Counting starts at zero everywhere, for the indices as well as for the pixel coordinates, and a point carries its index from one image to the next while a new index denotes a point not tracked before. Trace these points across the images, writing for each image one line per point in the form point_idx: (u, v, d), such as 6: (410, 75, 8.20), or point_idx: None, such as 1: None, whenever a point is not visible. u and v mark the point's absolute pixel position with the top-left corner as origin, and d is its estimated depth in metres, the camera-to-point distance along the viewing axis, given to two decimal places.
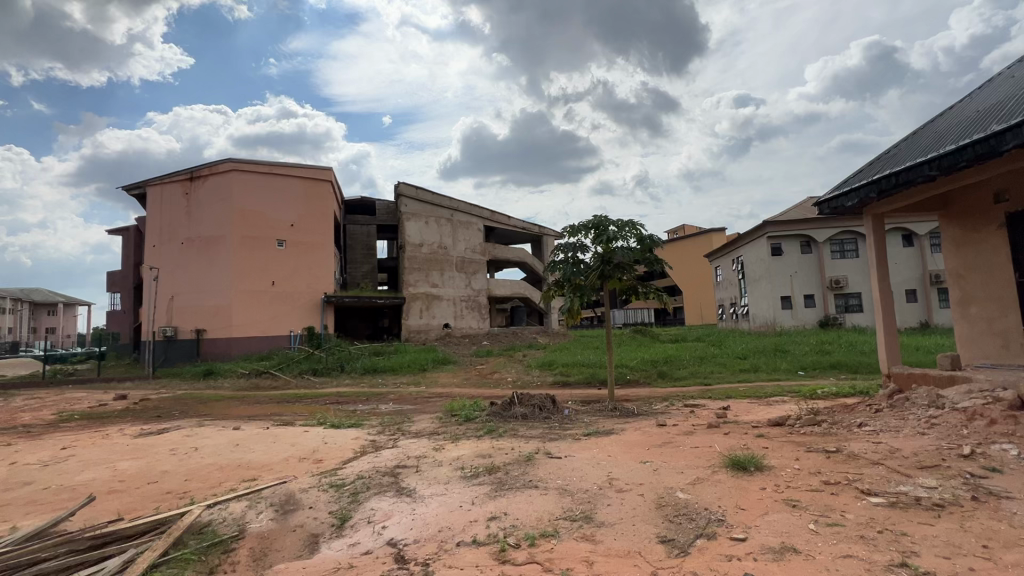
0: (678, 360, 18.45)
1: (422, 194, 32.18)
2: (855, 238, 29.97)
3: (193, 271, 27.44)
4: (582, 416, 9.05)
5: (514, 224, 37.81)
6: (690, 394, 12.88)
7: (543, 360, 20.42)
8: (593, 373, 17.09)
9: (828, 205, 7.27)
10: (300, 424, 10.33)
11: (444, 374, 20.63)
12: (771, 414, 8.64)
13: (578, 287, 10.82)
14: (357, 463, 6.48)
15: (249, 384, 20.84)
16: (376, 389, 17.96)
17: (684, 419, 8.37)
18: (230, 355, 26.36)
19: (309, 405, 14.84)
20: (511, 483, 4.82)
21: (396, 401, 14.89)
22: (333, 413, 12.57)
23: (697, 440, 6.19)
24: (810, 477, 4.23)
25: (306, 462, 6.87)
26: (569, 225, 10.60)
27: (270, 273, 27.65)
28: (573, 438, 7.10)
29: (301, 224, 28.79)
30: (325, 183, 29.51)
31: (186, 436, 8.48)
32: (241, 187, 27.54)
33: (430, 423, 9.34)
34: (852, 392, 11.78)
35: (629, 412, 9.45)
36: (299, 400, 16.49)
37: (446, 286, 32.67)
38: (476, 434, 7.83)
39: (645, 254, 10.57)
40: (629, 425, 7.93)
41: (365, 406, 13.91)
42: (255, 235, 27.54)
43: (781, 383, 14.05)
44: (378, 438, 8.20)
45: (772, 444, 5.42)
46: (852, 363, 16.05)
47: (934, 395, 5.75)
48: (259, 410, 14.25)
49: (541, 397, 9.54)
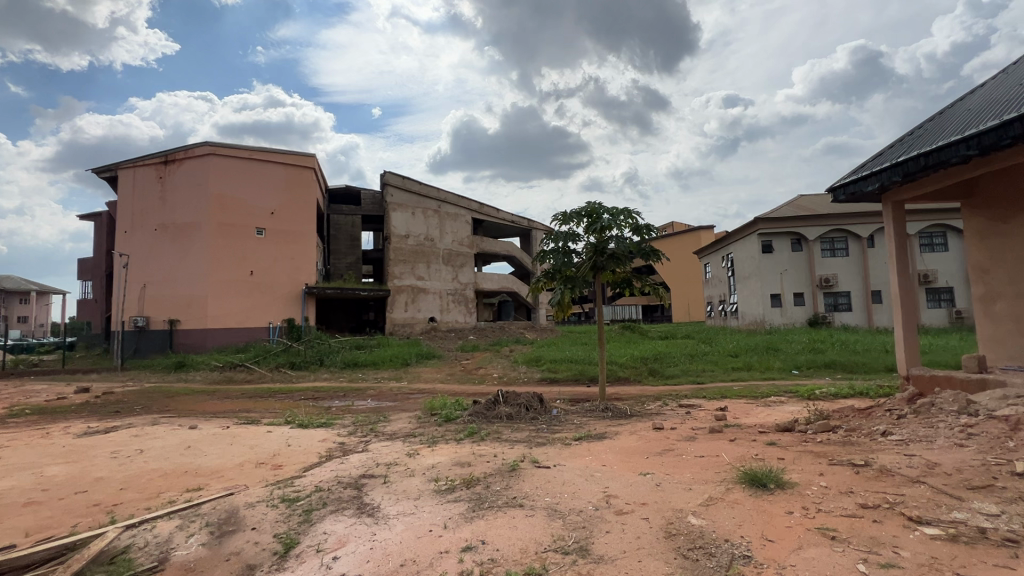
0: (669, 358, 17.90)
1: (408, 183, 31.30)
2: (846, 236, 29.75)
3: (167, 259, 26.24)
4: (571, 418, 8.39)
5: (503, 217, 37.06)
6: (683, 393, 12.30)
7: (530, 355, 19.79)
8: (582, 369, 16.47)
9: (844, 190, 6.68)
10: (266, 422, 9.54)
11: (427, 369, 19.90)
12: (774, 417, 8.08)
13: (569, 278, 10.11)
14: (319, 471, 5.72)
15: (222, 378, 19.87)
16: (356, 384, 17.15)
17: (682, 421, 7.76)
18: (205, 347, 25.29)
19: (283, 401, 14.02)
20: (492, 501, 4.12)
21: (375, 397, 14.12)
22: (306, 410, 11.77)
23: (701, 447, 5.55)
24: (842, 499, 3.59)
25: (263, 468, 6.14)
26: (561, 211, 9.90)
27: (249, 263, 26.58)
28: (563, 443, 6.42)
29: (281, 212, 27.68)
30: (308, 169, 28.43)
31: (135, 437, 7.64)
32: (219, 172, 26.36)
33: (407, 423, 8.60)
34: (851, 393, 11.28)
35: (621, 413, 8.82)
36: (274, 395, 15.67)
37: (432, 279, 31.83)
38: (456, 436, 7.13)
39: (641, 246, 9.87)
40: (623, 428, 7.31)
41: (341, 403, 13.15)
42: (233, 223, 26.43)
43: (776, 382, 13.57)
44: (348, 440, 7.44)
45: (787, 454, 4.80)
46: (847, 363, 15.63)
47: (963, 401, 5.19)
48: (227, 406, 13.39)
49: (528, 396, 8.89)
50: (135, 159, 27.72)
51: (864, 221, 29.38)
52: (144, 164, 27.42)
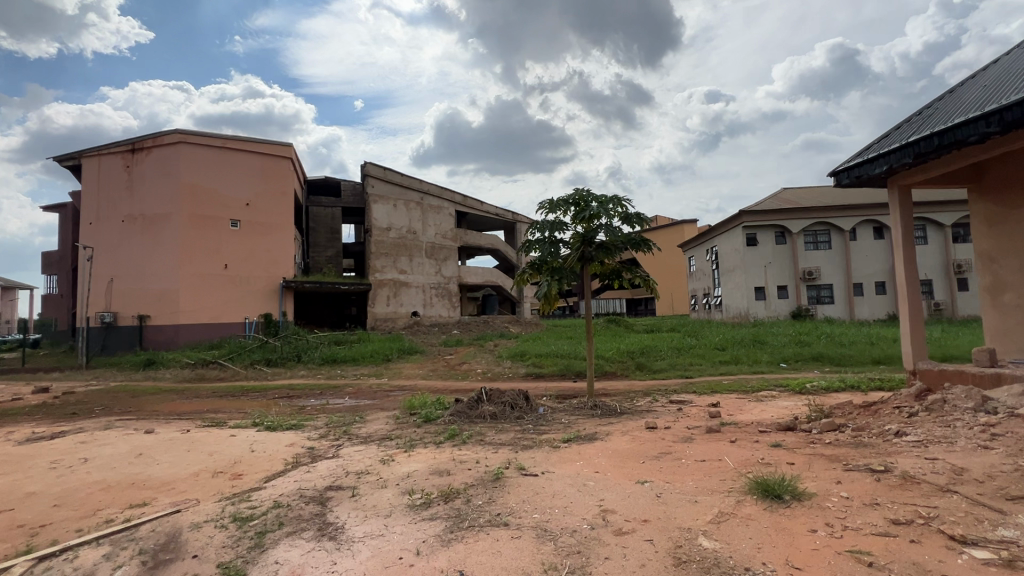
0: (656, 352, 17.59)
1: (390, 175, 30.45)
2: (828, 229, 29.88)
3: (135, 252, 25.07)
4: (559, 417, 7.93)
5: (487, 210, 36.44)
6: (671, 388, 11.95)
7: (515, 350, 19.34)
8: (569, 364, 16.04)
9: (849, 173, 6.29)
10: (232, 424, 8.88)
11: (409, 365, 19.31)
12: (770, 414, 7.73)
13: (556, 270, 9.63)
14: (281, 482, 5.16)
15: (193, 375, 18.99)
16: (334, 382, 16.47)
17: (675, 419, 7.35)
18: (177, 343, 24.25)
19: (255, 401, 13.28)
20: (473, 518, 3.62)
21: (354, 395, 13.50)
22: (278, 410, 11.12)
23: (700, 451, 5.11)
24: (869, 513, 3.18)
25: (221, 479, 5.55)
26: (548, 199, 9.40)
27: (223, 256, 25.54)
28: (551, 446, 5.92)
29: (257, 203, 26.65)
30: (285, 159, 27.41)
31: (82, 444, 6.95)
32: (191, 162, 25.23)
33: (384, 424, 8.05)
34: (842, 386, 11.04)
35: (611, 411, 8.38)
36: (247, 394, 14.95)
37: (415, 273, 31.12)
38: (436, 439, 6.59)
39: (631, 236, 9.44)
40: (614, 428, 6.88)
41: (317, 401, 12.51)
42: (206, 215, 25.34)
43: (766, 376, 13.32)
44: (318, 445, 6.84)
45: (797, 458, 4.39)
46: (834, 355, 15.50)
47: (979, 398, 4.85)
48: (195, 406, 12.63)
49: (513, 394, 8.41)
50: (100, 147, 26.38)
51: (847, 214, 29.51)
52: (110, 152, 26.12)
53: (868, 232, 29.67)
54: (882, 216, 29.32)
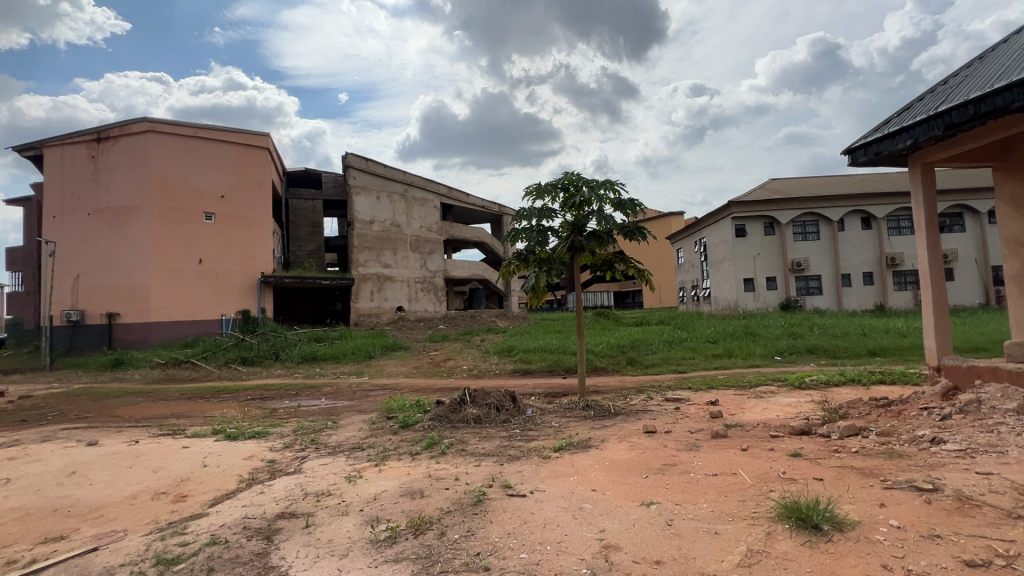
0: (646, 346, 17.07)
1: (372, 166, 29.44)
2: (817, 220, 29.69)
3: (103, 247, 23.85)
4: (549, 420, 7.29)
5: (473, 202, 35.62)
6: (665, 385, 11.41)
7: (502, 345, 18.71)
8: (557, 359, 15.43)
9: (867, 150, 5.71)
10: (191, 432, 8.08)
11: (392, 362, 18.59)
12: (775, 414, 7.19)
13: (544, 260, 8.97)
14: (227, 506, 4.44)
15: (163, 376, 18.00)
16: (313, 381, 15.64)
17: (675, 422, 6.75)
18: (148, 342, 23.12)
19: (224, 403, 12.43)
20: (445, 561, 2.96)
21: (331, 396, 12.75)
22: (247, 414, 10.34)
23: (710, 462, 4.51)
24: (932, 551, 2.59)
25: (161, 503, 4.80)
26: (535, 184, 8.70)
27: (197, 251, 24.43)
28: (541, 457, 5.25)
29: (232, 195, 25.49)
30: (261, 150, 26.29)
31: (10, 460, 6.13)
32: (160, 152, 23.98)
33: (358, 430, 7.37)
34: (843, 380, 10.59)
35: (604, 412, 7.77)
36: (218, 395, 14.13)
37: (399, 267, 30.22)
38: (411, 449, 5.91)
39: (625, 224, 8.80)
40: (610, 433, 6.28)
41: (291, 404, 11.75)
42: (178, 208, 24.18)
43: (762, 370, 12.86)
44: (280, 457, 6.09)
45: (826, 473, 3.79)
46: (829, 347, 15.12)
47: (1020, 399, 4.32)
48: (159, 410, 11.74)
49: (499, 394, 7.76)
50: (63, 136, 25.00)
51: (835, 204, 29.32)
52: (73, 142, 24.75)
53: (856, 222, 29.53)
54: (870, 206, 29.20)
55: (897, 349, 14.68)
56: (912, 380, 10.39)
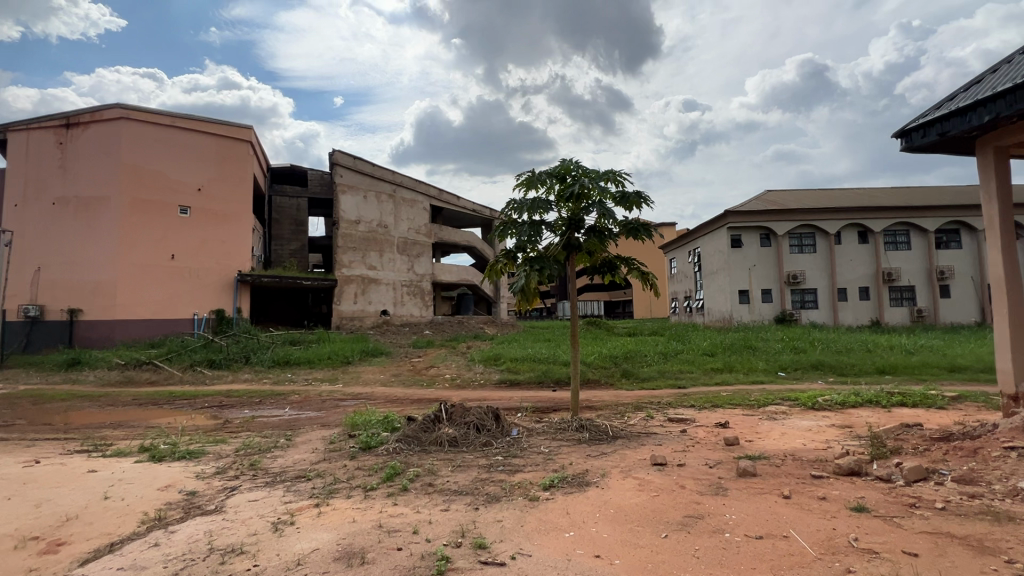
0: (640, 357, 16.06)
1: (359, 163, 28.30)
2: (813, 232, 29.08)
3: (68, 240, 22.36)
4: (536, 443, 6.22)
5: (464, 205, 34.62)
6: (663, 401, 10.37)
7: (488, 353, 17.60)
8: (546, 370, 14.33)
9: (932, 128, 4.72)
10: (115, 448, 6.85)
11: (369, 369, 17.37)
12: (802, 444, 6.16)
13: (536, 259, 7.87)
14: (102, 567, 3.27)
15: (120, 379, 16.54)
16: (280, 388, 14.37)
17: (687, 453, 5.71)
18: (112, 341, 21.66)
19: (177, 411, 11.13)
20: None
21: (297, 406, 11.52)
22: (194, 426, 9.10)
23: (749, 516, 3.46)
24: None
25: (20, 556, 3.61)
26: (528, 172, 7.66)
27: (169, 246, 23.02)
28: (527, 500, 4.15)
29: (209, 188, 24.15)
30: (243, 143, 25.06)
31: None
32: (133, 140, 22.61)
33: (309, 453, 6.21)
34: (859, 402, 9.63)
35: (603, 435, 6.72)
36: (173, 401, 12.82)
37: (385, 269, 28.99)
38: (366, 482, 4.79)
39: (628, 220, 7.72)
40: (609, 465, 5.23)
41: (251, 415, 10.52)
42: (150, 200, 22.79)
43: (768, 387, 11.92)
44: (203, 488, 4.90)
45: (920, 547, 2.75)
46: (835, 364, 14.25)
47: None
48: (101, 419, 10.46)
49: (480, 411, 6.69)
50: (30, 121, 23.54)
51: (832, 217, 28.79)
52: (40, 127, 23.28)
53: (853, 236, 28.98)
54: (868, 220, 28.70)
55: (907, 367, 13.81)
56: (936, 403, 9.40)
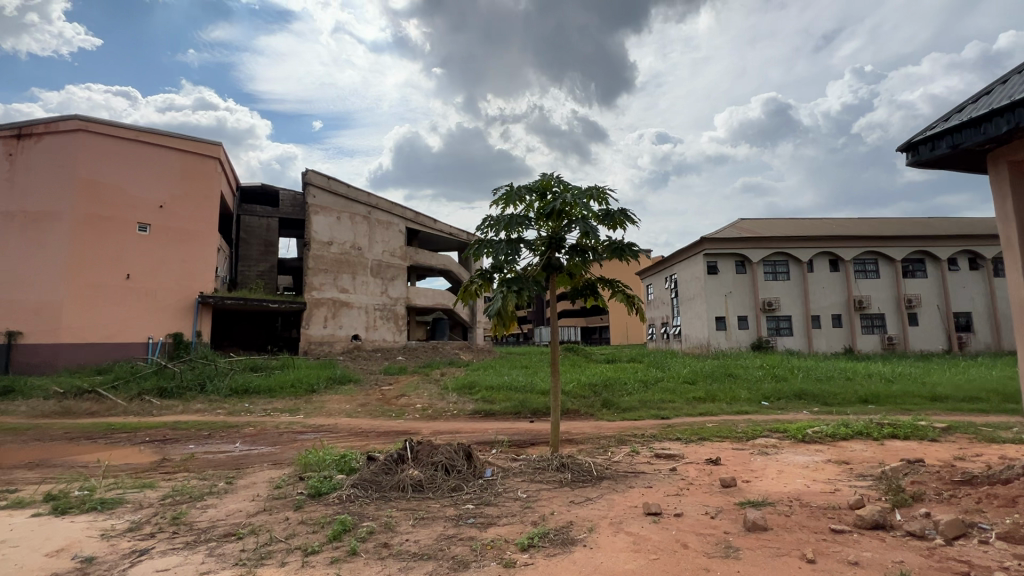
0: (620, 386, 15.43)
1: (333, 184, 27.56)
2: (787, 259, 29.46)
3: (11, 256, 20.73)
4: (513, 487, 5.50)
5: (440, 228, 34.06)
6: (648, 434, 9.74)
7: (462, 381, 16.74)
8: (523, 400, 13.57)
9: (945, 141, 4.38)
10: (13, 497, 5.76)
11: (335, 398, 16.28)
12: (805, 485, 5.60)
13: (512, 280, 7.23)
14: None
15: (56, 408, 15.00)
16: (234, 420, 13.20)
17: (685, 498, 5.08)
18: (54, 367, 19.92)
19: (112, 447, 9.93)
20: None
21: (249, 440, 10.44)
22: (121, 465, 7.96)
23: None
24: None
25: None
26: (506, 188, 7.14)
27: (124, 264, 21.59)
28: (501, 566, 3.42)
29: (172, 206, 22.97)
30: (211, 160, 24.12)
31: None
32: (90, 153, 21.39)
33: (248, 501, 5.31)
34: (849, 433, 9.19)
35: (587, 475, 6.05)
36: (110, 435, 11.53)
37: (357, 292, 27.96)
38: (308, 543, 3.97)
39: (611, 241, 7.17)
40: (599, 514, 4.54)
41: (194, 451, 9.41)
42: (106, 216, 21.44)
43: (754, 418, 11.42)
44: (104, 553, 3.99)
45: None
46: (817, 393, 13.93)
47: None
48: (15, 457, 9.16)
49: (451, 448, 5.97)
50: None
51: (804, 246, 29.23)
52: None
53: (825, 264, 29.47)
54: (839, 248, 29.24)
55: (889, 396, 13.57)
56: (928, 435, 9.05)
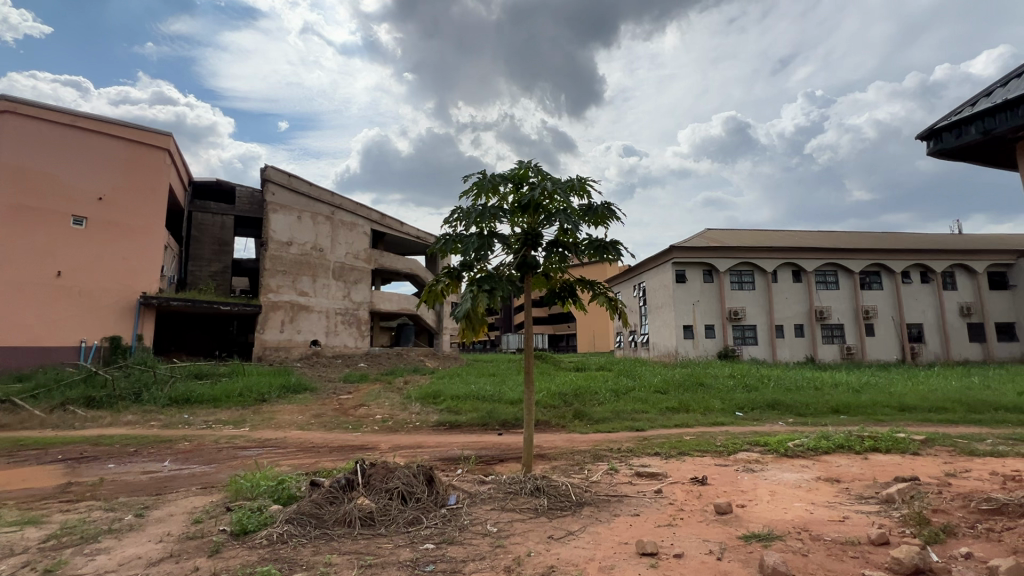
0: (591, 396, 14.81)
1: (293, 181, 26.11)
2: (752, 270, 29.85)
3: None
4: (482, 517, 4.73)
5: (407, 231, 32.92)
6: (625, 449, 9.10)
7: (426, 390, 15.76)
8: (491, 410, 12.77)
9: (977, 125, 3.88)
10: None
11: (287, 408, 15.02)
12: (809, 511, 5.04)
13: (483, 278, 6.44)
14: None
15: None
16: (167, 433, 11.81)
17: (678, 530, 4.40)
18: None
19: (9, 468, 8.47)
20: None
21: (182, 457, 9.19)
22: (12, 492, 6.65)
23: None
24: None
25: None
26: (479, 176, 6.38)
27: (56, 260, 19.50)
28: None
29: (112, 198, 21.04)
30: (159, 151, 22.38)
31: None
32: (18, 137, 19.27)
33: (153, 544, 4.28)
34: (832, 446, 8.81)
35: (566, 500, 5.31)
36: (15, 452, 10.00)
37: (317, 295, 26.49)
38: None
39: (592, 238, 6.49)
40: (586, 555, 3.79)
41: (109, 471, 8.11)
42: (35, 206, 19.29)
43: (731, 430, 10.97)
44: None
45: None
46: (791, 403, 13.71)
47: None
48: None
49: (410, 472, 5.12)
50: None
51: (770, 256, 29.63)
52: None
53: (788, 275, 30.01)
54: (802, 260, 29.82)
55: (859, 405, 13.50)
56: (908, 449, 8.74)
